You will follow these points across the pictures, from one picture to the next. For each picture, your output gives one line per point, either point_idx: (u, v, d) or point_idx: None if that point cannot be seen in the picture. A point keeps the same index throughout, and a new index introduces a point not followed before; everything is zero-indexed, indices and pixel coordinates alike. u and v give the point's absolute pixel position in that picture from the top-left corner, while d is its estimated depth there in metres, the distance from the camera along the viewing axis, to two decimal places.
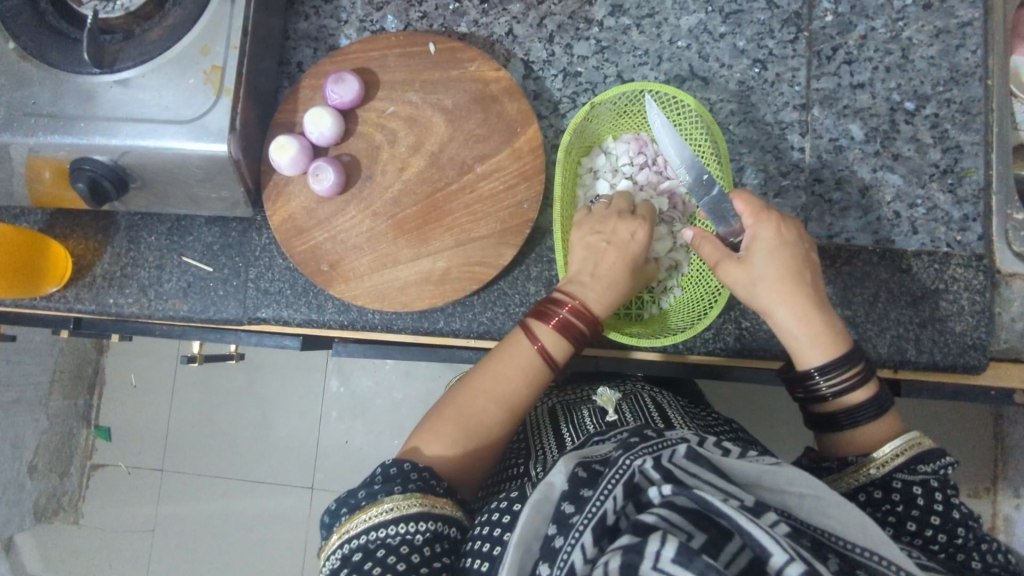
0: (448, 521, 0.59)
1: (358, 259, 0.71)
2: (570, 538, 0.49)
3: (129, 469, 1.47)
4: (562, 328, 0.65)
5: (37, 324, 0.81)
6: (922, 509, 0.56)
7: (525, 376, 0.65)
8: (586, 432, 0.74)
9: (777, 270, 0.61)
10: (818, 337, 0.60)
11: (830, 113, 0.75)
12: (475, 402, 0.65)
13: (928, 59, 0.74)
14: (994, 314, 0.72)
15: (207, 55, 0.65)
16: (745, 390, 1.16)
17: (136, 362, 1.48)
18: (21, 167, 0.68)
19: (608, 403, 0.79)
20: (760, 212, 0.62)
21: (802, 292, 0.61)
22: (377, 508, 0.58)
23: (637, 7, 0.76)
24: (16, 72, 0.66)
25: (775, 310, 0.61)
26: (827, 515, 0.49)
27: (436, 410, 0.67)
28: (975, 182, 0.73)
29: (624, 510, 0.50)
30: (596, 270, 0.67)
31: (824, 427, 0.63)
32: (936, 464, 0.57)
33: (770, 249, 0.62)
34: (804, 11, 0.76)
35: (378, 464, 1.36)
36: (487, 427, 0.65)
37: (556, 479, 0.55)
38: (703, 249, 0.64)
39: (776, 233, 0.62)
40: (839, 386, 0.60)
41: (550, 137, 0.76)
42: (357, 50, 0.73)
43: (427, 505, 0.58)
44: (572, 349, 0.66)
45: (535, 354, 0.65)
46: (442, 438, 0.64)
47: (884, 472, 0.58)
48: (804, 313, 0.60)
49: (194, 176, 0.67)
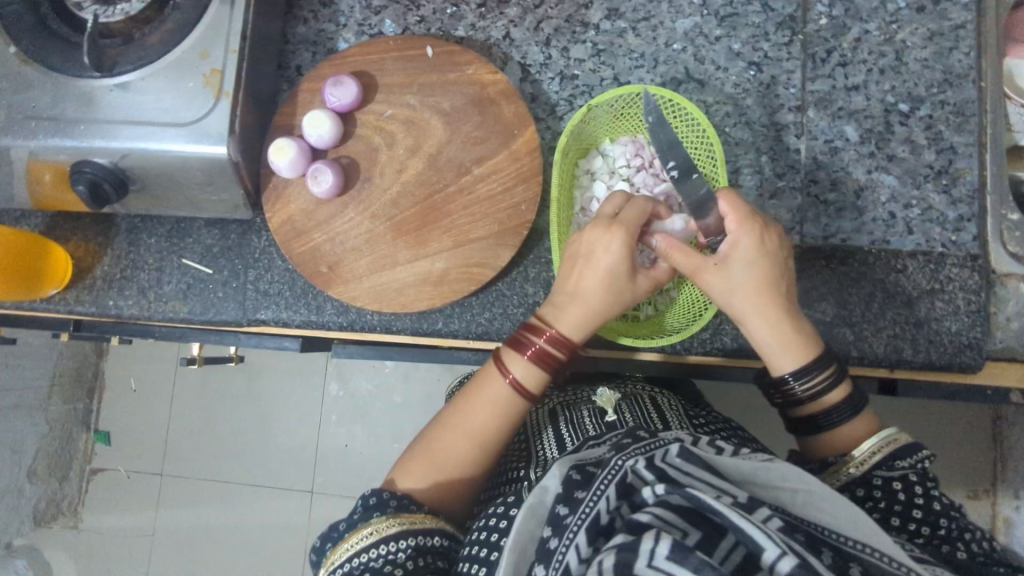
0: (430, 532, 0.61)
1: (357, 261, 0.71)
2: (564, 539, 0.49)
3: (129, 473, 1.47)
4: (537, 355, 0.64)
5: (39, 327, 0.82)
6: (905, 504, 0.56)
7: (495, 408, 0.66)
8: (585, 434, 0.74)
9: (756, 282, 0.61)
10: (790, 344, 0.61)
11: (825, 115, 0.75)
12: (448, 436, 0.67)
13: (921, 62, 0.75)
14: (990, 314, 0.72)
15: (206, 58, 0.66)
16: (744, 391, 1.17)
17: (136, 366, 1.49)
18: (22, 170, 0.68)
19: (608, 403, 0.78)
20: (744, 219, 0.61)
21: (777, 303, 0.61)
22: (357, 535, 0.60)
23: (633, 11, 0.77)
24: (17, 76, 0.67)
25: (749, 320, 0.61)
26: (819, 510, 0.50)
27: (412, 446, 0.69)
28: (969, 183, 0.73)
29: (619, 511, 0.50)
30: (573, 297, 0.64)
31: (806, 429, 0.64)
32: (913, 459, 0.58)
33: (750, 259, 0.61)
34: (798, 14, 0.76)
35: (377, 468, 1.36)
36: (459, 460, 0.66)
37: (550, 482, 0.55)
38: (676, 258, 0.62)
39: (758, 242, 0.61)
40: (815, 386, 0.61)
41: (547, 139, 0.77)
42: (355, 54, 0.73)
43: (404, 523, 0.61)
44: (548, 375, 0.66)
45: (505, 387, 0.66)
46: (416, 472, 0.66)
47: (863, 471, 0.58)
48: (778, 323, 0.61)
49: (194, 179, 0.68)
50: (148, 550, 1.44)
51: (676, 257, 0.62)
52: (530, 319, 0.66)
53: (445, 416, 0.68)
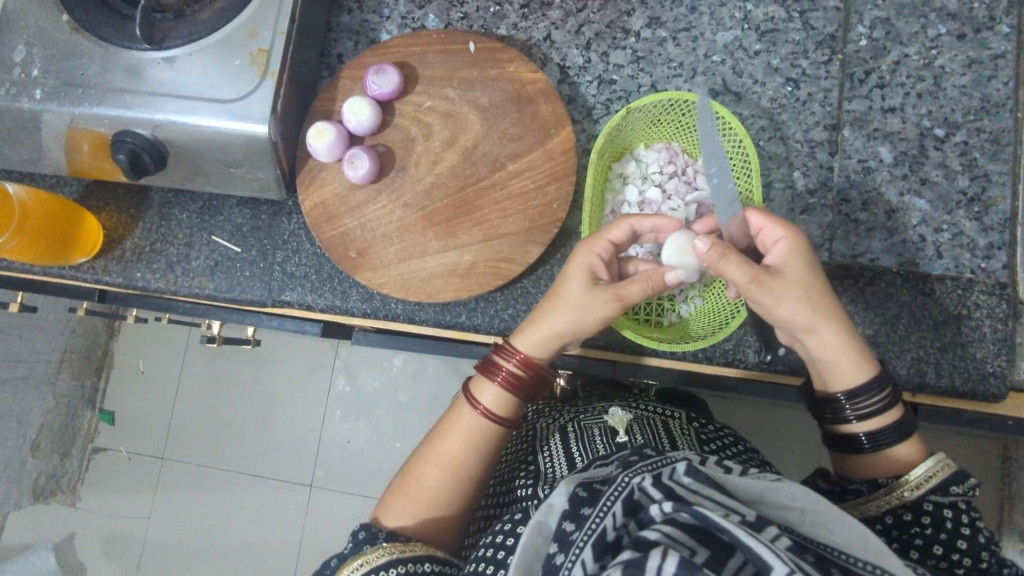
0: (420, 559, 0.63)
1: (386, 249, 0.71)
2: (570, 555, 0.49)
3: (130, 454, 1.45)
4: (497, 373, 0.67)
5: (67, 296, 0.84)
6: (950, 532, 0.56)
7: (460, 433, 0.69)
8: (595, 454, 0.71)
9: (819, 290, 0.60)
10: (857, 358, 0.61)
11: (860, 135, 0.75)
12: (421, 467, 0.69)
13: (959, 88, 0.75)
14: (1016, 344, 0.72)
15: (254, 38, 0.67)
16: (754, 410, 1.16)
17: (146, 347, 1.48)
18: (62, 136, 0.69)
19: (619, 424, 0.75)
20: (784, 226, 0.61)
21: (838, 314, 0.61)
22: (348, 568, 0.62)
23: (674, 20, 0.78)
24: (66, 44, 0.68)
25: (819, 331, 0.60)
26: (830, 531, 0.49)
27: (393, 482, 0.71)
28: (1002, 211, 0.73)
29: (625, 528, 0.50)
30: (534, 316, 0.66)
31: (847, 448, 0.64)
32: (965, 487, 0.58)
33: (803, 266, 0.60)
34: (839, 34, 0.77)
35: (380, 465, 1.36)
36: (431, 489, 0.68)
37: (556, 499, 0.53)
38: (730, 270, 0.58)
39: (799, 245, 0.61)
40: (871, 409, 0.61)
41: (582, 141, 0.77)
42: (398, 45, 0.74)
43: (396, 552, 0.62)
44: (509, 394, 0.68)
45: (470, 411, 0.69)
46: (393, 505, 0.68)
47: (917, 495, 0.58)
48: (844, 331, 0.61)
49: (232, 156, 0.68)
50: (143, 532, 1.43)
51: (727, 268, 0.58)
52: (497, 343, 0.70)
53: (424, 448, 0.70)
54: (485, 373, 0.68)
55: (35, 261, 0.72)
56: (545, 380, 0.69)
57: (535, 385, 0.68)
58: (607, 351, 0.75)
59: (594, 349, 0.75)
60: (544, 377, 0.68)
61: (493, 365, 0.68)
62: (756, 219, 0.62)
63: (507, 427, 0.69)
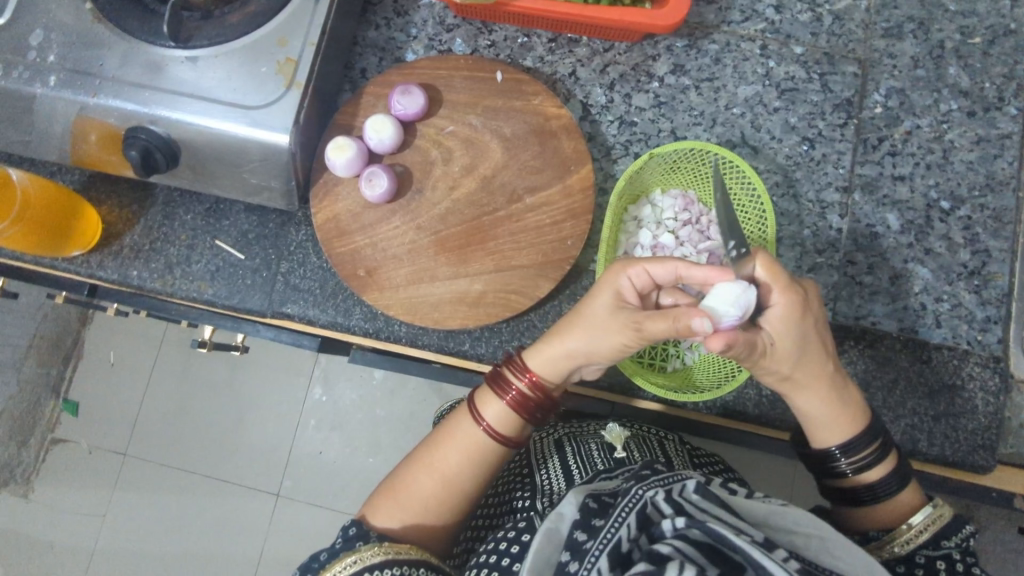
0: (416, 563, 0.61)
1: (396, 269, 0.70)
2: (586, 563, 0.49)
3: (90, 449, 1.39)
4: (507, 391, 0.66)
5: (50, 287, 0.80)
6: None
7: (456, 442, 0.67)
8: (593, 469, 0.71)
9: (805, 360, 0.60)
10: (839, 419, 0.63)
11: (870, 200, 0.77)
12: (412, 474, 0.67)
13: (967, 163, 0.77)
14: (1004, 417, 0.73)
15: (283, 47, 0.66)
16: (738, 453, 1.15)
17: (118, 339, 1.42)
18: (70, 125, 0.67)
19: (618, 440, 0.72)
20: (788, 287, 0.58)
21: (825, 379, 0.61)
22: (340, 564, 0.59)
23: (698, 70, 0.79)
24: (87, 33, 0.66)
25: (797, 395, 0.62)
26: (834, 557, 0.50)
27: (382, 482, 0.69)
28: (999, 287, 0.75)
29: (637, 541, 0.50)
30: (552, 333, 0.65)
31: (847, 501, 0.65)
32: (958, 538, 0.59)
33: (792, 337, 0.59)
34: (855, 99, 0.79)
35: (352, 481, 1.33)
36: (421, 497, 0.66)
37: (567, 508, 0.55)
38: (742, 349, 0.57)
39: (794, 316, 0.59)
40: (860, 463, 0.63)
41: (599, 179, 0.77)
42: (425, 66, 0.74)
43: (389, 552, 0.60)
44: (520, 416, 0.66)
45: (472, 425, 0.67)
46: (380, 509, 0.66)
47: (907, 550, 0.60)
48: (827, 399, 0.62)
49: (249, 163, 0.67)
50: (96, 531, 1.37)
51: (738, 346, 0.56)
52: (508, 356, 0.68)
53: (419, 453, 0.69)
54: (495, 387, 0.67)
55: (29, 250, 0.70)
56: (553, 403, 0.68)
57: (542, 407, 0.67)
58: (604, 392, 0.75)
59: (593, 389, 0.75)
60: (552, 400, 0.67)
61: (503, 379, 0.66)
62: (758, 274, 0.59)
63: (507, 445, 0.67)
